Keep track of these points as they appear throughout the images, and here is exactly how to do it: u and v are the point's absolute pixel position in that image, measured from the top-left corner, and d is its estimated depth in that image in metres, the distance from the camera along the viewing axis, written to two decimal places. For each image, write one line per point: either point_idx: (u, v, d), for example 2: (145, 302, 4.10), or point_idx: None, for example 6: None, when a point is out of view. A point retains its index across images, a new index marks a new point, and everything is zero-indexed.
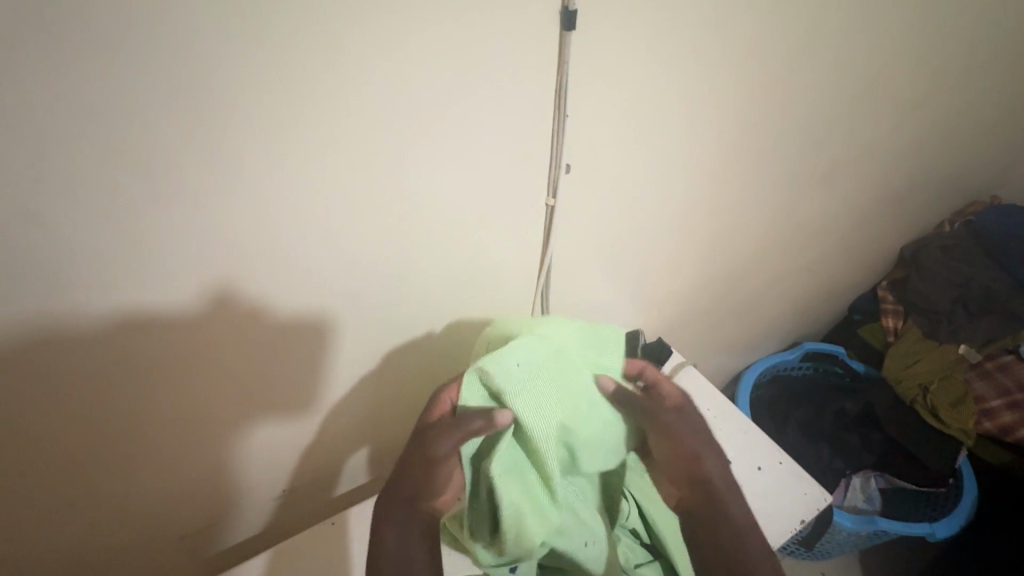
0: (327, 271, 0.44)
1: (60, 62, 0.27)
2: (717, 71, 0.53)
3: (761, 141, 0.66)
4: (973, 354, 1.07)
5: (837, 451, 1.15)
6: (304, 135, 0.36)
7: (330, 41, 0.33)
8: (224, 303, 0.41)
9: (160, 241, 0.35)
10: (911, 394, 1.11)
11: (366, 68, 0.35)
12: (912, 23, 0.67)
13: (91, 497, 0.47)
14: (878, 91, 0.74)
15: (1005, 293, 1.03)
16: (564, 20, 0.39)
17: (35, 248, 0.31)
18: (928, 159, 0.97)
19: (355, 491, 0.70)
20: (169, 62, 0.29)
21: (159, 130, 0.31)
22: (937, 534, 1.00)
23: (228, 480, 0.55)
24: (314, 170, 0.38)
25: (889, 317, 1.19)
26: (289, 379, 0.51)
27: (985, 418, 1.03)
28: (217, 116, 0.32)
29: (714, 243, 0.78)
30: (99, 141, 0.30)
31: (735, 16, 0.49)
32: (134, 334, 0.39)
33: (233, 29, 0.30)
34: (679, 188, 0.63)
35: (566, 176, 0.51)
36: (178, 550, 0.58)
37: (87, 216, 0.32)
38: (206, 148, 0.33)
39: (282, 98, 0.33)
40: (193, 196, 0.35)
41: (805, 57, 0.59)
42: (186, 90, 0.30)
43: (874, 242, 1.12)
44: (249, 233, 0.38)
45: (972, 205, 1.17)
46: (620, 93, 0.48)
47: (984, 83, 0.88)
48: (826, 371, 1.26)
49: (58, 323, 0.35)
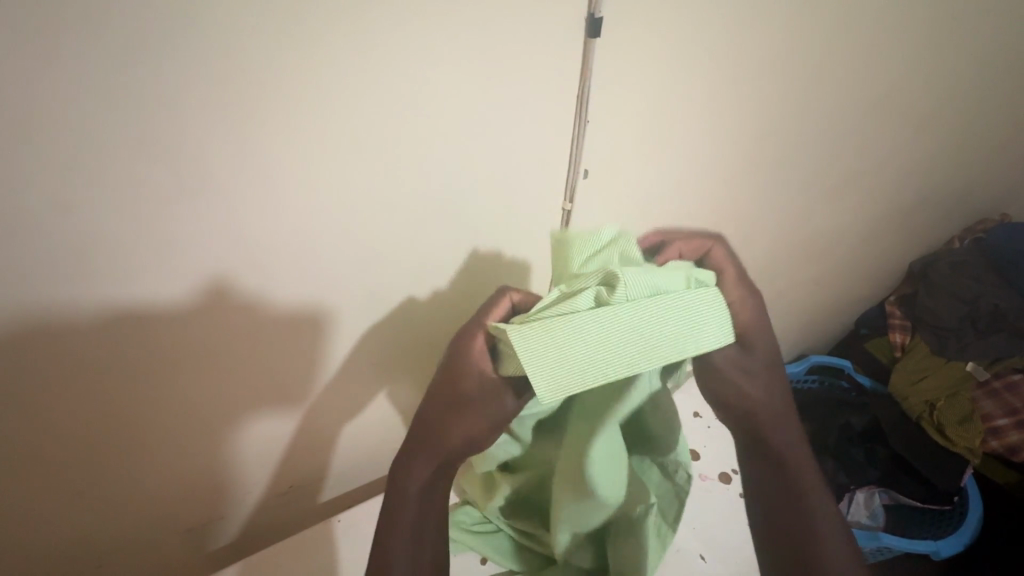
0: (343, 265, 0.45)
1: (97, 51, 0.28)
2: (738, 78, 0.53)
3: (775, 151, 0.66)
4: (981, 372, 1.07)
5: (840, 465, 1.14)
6: (335, 134, 0.37)
7: (363, 40, 0.33)
8: (235, 292, 0.41)
9: (176, 231, 0.36)
10: (917, 410, 1.12)
11: (394, 68, 0.36)
12: (928, 39, 0.68)
13: (97, 485, 0.47)
14: (891, 106, 0.74)
15: (1014, 312, 1.01)
16: (589, 26, 0.40)
17: (58, 234, 0.32)
18: (940, 175, 0.97)
19: (361, 488, 0.70)
20: (201, 54, 0.30)
21: (183, 118, 0.32)
22: (941, 553, 1.00)
23: (232, 471, 0.55)
24: (337, 167, 0.38)
25: (897, 333, 1.19)
26: (298, 369, 0.51)
27: (992, 437, 1.06)
28: (244, 109, 0.33)
29: (724, 253, 0.79)
30: (125, 130, 0.30)
31: (754, 28, 0.49)
32: (150, 319, 0.39)
33: (268, 25, 0.31)
34: (692, 195, 0.64)
35: (582, 181, 0.52)
36: (179, 543, 0.58)
37: (110, 204, 0.33)
38: (229, 139, 0.34)
39: (311, 96, 0.34)
40: (215, 187, 0.35)
41: (822, 66, 0.59)
42: (216, 81, 0.31)
43: (882, 257, 1.12)
44: (268, 227, 0.39)
45: (982, 222, 1.17)
46: (638, 96, 0.48)
47: (997, 101, 0.89)
48: (832, 385, 1.24)
49: (75, 306, 0.36)
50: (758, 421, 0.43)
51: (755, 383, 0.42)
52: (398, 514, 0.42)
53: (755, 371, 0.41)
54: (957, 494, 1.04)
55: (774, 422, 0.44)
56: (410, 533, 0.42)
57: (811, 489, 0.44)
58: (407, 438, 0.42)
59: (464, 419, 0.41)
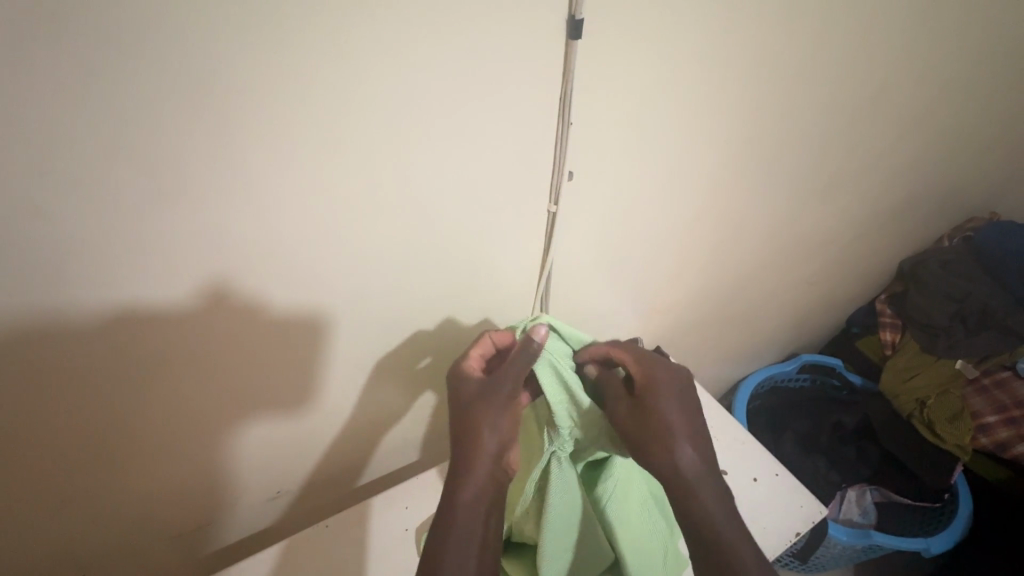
0: (330, 270, 0.44)
1: (69, 58, 0.27)
2: (725, 80, 0.53)
3: (765, 152, 0.66)
4: (971, 369, 1.06)
5: (832, 463, 1.16)
6: (315, 139, 0.36)
7: (338, 45, 0.33)
8: (221, 299, 0.41)
9: (162, 238, 0.35)
10: (907, 408, 1.13)
11: (370, 72, 0.35)
12: (916, 38, 0.68)
13: (83, 494, 0.46)
14: (879, 106, 0.75)
15: (1004, 309, 1.01)
16: (570, 29, 0.39)
17: (38, 242, 0.32)
18: (930, 173, 0.98)
19: (354, 492, 0.71)
20: (177, 61, 0.29)
21: (161, 124, 0.31)
22: (932, 549, 0.99)
23: (222, 477, 0.55)
24: (317, 174, 0.38)
25: (887, 331, 1.21)
26: (287, 375, 0.50)
27: (981, 434, 1.04)
28: (221, 117, 0.32)
29: (713, 254, 0.79)
30: (105, 138, 0.30)
31: (742, 28, 0.49)
32: (134, 327, 0.39)
33: (244, 32, 0.30)
34: (681, 196, 0.64)
35: (569, 183, 0.51)
36: (170, 549, 0.58)
37: (93, 213, 0.32)
38: (208, 144, 0.33)
39: (286, 101, 0.34)
40: (199, 194, 0.35)
41: (809, 66, 0.59)
42: (192, 87, 0.30)
43: (873, 257, 1.12)
44: (254, 233, 0.39)
45: (972, 221, 1.17)
46: (624, 97, 0.47)
47: (986, 100, 0.89)
48: (824, 384, 1.27)
49: (56, 315, 0.35)
50: (675, 477, 0.47)
51: (673, 438, 0.47)
52: (448, 526, 0.43)
53: (665, 426, 0.47)
54: (948, 490, 1.05)
55: (696, 481, 0.47)
56: (461, 544, 0.42)
57: (741, 551, 0.45)
58: (451, 468, 0.47)
59: (490, 424, 0.47)
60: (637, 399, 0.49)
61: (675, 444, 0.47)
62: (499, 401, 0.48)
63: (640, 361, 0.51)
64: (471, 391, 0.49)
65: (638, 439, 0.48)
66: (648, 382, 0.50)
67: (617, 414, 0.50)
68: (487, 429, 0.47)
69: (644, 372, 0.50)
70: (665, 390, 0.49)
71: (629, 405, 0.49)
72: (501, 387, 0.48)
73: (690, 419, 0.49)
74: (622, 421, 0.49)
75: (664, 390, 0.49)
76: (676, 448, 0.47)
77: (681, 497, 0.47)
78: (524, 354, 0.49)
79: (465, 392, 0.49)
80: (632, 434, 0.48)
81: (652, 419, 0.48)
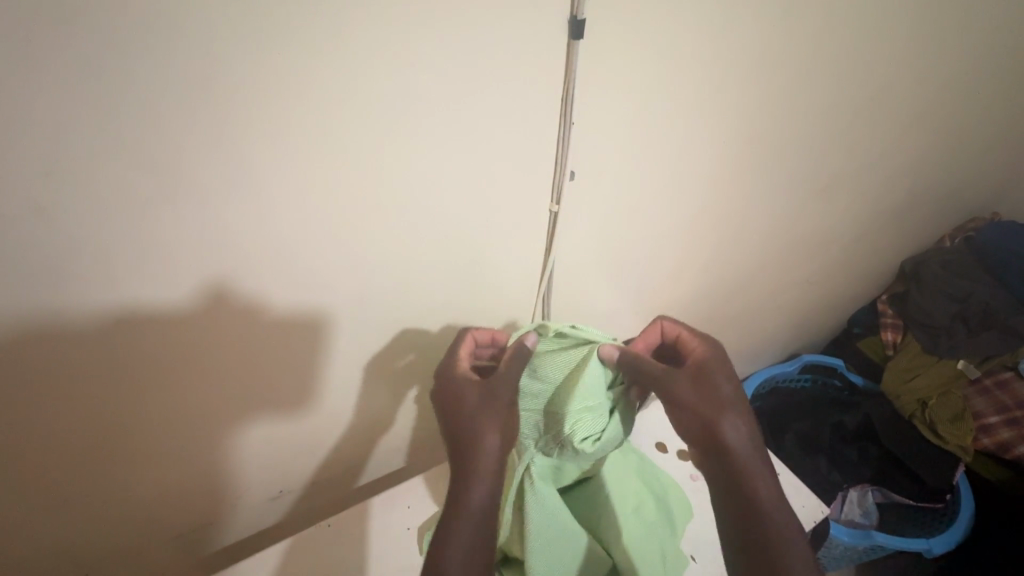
0: (331, 270, 0.45)
1: (72, 58, 0.27)
2: (726, 80, 0.53)
3: (765, 152, 0.67)
4: (972, 370, 1.06)
5: (834, 464, 1.15)
6: (316, 138, 0.36)
7: (340, 44, 0.33)
8: (223, 299, 0.41)
9: (164, 239, 0.36)
10: (909, 408, 1.14)
11: (372, 70, 0.35)
12: (917, 38, 0.68)
13: (85, 494, 0.46)
14: (880, 107, 0.75)
15: (1005, 310, 1.01)
16: (573, 29, 0.39)
17: (41, 242, 0.32)
18: (931, 173, 0.98)
19: (354, 492, 0.71)
20: (179, 62, 0.29)
21: (164, 124, 0.31)
22: (934, 550, 0.99)
23: (223, 477, 0.55)
24: (319, 173, 0.38)
25: (889, 332, 1.20)
26: (288, 375, 0.50)
27: (982, 434, 1.03)
28: (224, 117, 0.32)
29: (714, 254, 0.79)
30: (107, 138, 0.30)
31: (743, 28, 0.49)
32: (136, 326, 0.39)
33: (246, 31, 0.30)
34: (682, 197, 0.64)
35: (570, 182, 0.51)
36: (171, 549, 0.58)
37: (94, 213, 0.32)
38: (210, 143, 0.33)
39: (288, 100, 0.34)
40: (200, 194, 0.35)
41: (810, 67, 0.59)
42: (194, 87, 0.31)
43: (874, 257, 1.12)
44: (256, 233, 0.39)
45: (973, 221, 1.17)
46: (625, 97, 0.47)
47: (987, 100, 0.89)
48: (825, 385, 1.27)
49: (58, 315, 0.35)
50: (726, 452, 0.45)
51: (725, 412, 0.46)
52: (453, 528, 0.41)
53: (725, 401, 0.47)
54: (949, 492, 1.05)
55: (746, 459, 0.46)
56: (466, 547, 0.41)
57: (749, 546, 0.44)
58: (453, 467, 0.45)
59: (490, 423, 0.45)
60: (694, 372, 0.49)
61: (730, 418, 0.46)
62: (496, 402, 0.47)
63: (697, 340, 0.52)
64: (470, 389, 0.47)
65: (699, 408, 0.47)
66: (705, 359, 0.50)
67: (677, 381, 0.48)
68: (489, 427, 0.45)
69: (700, 350, 0.51)
70: (722, 367, 0.49)
71: (690, 376, 0.48)
72: (496, 386, 0.48)
73: (744, 400, 0.49)
74: (681, 389, 0.48)
75: (721, 367, 0.49)
76: (730, 422, 0.46)
77: (733, 473, 0.45)
78: (518, 357, 0.49)
79: (460, 389, 0.47)
80: (693, 402, 0.47)
81: (713, 392, 0.47)
